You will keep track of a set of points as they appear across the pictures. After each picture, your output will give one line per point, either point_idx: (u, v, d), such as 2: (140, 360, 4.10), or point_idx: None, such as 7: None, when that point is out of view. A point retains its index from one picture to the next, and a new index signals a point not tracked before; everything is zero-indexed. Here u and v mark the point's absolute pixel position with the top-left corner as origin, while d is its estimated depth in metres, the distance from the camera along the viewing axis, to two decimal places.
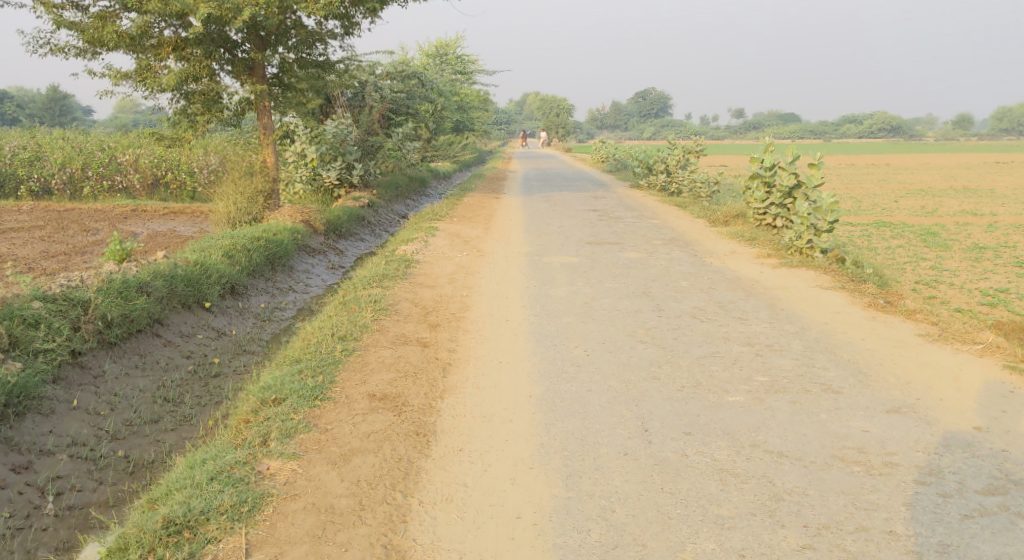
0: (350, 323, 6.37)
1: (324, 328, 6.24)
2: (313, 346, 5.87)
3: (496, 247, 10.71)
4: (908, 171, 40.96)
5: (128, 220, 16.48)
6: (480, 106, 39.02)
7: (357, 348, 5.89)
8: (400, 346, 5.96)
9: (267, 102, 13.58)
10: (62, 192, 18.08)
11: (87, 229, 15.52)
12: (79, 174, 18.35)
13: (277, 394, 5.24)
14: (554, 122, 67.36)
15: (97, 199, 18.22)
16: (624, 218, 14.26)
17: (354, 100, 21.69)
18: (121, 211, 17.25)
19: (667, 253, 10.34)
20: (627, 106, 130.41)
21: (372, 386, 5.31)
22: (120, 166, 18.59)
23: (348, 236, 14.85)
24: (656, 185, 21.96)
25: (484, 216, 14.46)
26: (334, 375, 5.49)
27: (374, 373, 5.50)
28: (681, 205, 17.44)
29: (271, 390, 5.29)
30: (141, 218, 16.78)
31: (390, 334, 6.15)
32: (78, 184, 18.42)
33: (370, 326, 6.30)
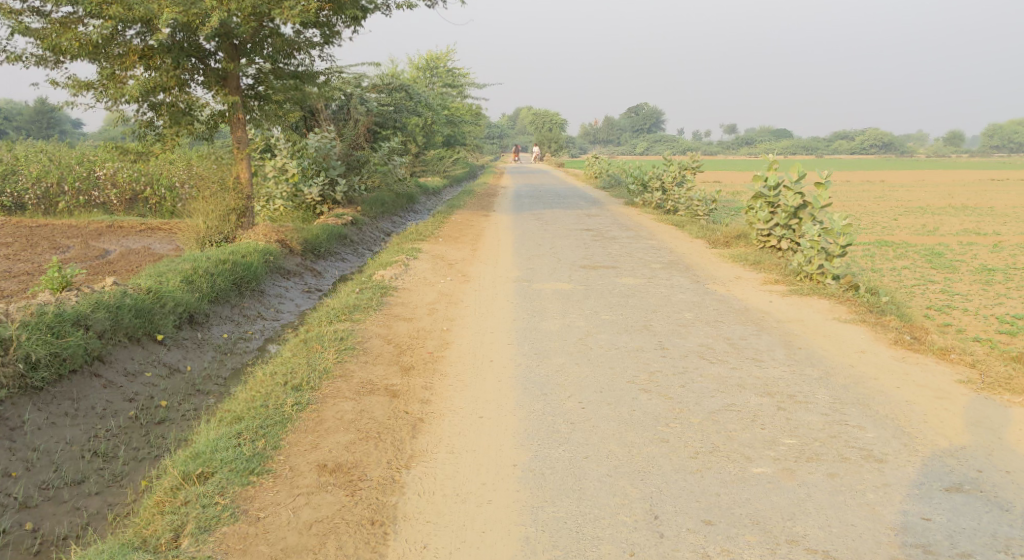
0: (309, 369, 5.58)
1: (277, 376, 5.46)
2: (260, 401, 5.10)
3: (482, 271, 9.95)
4: (903, 187, 40.60)
5: (102, 237, 15.66)
6: (472, 120, 38.41)
7: (312, 402, 5.09)
8: (364, 398, 5.15)
9: (241, 115, 12.88)
10: (36, 208, 17.23)
11: (57, 247, 14.71)
12: (55, 188, 17.52)
13: (204, 468, 4.46)
14: (546, 136, 66.87)
15: (72, 216, 17.37)
16: (619, 239, 13.53)
17: (339, 112, 21.09)
18: (97, 227, 16.44)
19: (667, 278, 9.62)
20: (620, 121, 130.35)
21: (324, 453, 4.53)
22: (96, 180, 17.77)
23: (328, 257, 14.08)
24: (651, 202, 21.29)
25: (472, 235, 13.73)
26: (280, 439, 4.70)
27: (330, 434, 4.72)
28: (679, 223, 16.75)
29: (198, 463, 4.52)
30: (116, 235, 15.95)
31: (354, 382, 5.37)
32: (52, 200, 17.58)
33: (330, 373, 5.51)
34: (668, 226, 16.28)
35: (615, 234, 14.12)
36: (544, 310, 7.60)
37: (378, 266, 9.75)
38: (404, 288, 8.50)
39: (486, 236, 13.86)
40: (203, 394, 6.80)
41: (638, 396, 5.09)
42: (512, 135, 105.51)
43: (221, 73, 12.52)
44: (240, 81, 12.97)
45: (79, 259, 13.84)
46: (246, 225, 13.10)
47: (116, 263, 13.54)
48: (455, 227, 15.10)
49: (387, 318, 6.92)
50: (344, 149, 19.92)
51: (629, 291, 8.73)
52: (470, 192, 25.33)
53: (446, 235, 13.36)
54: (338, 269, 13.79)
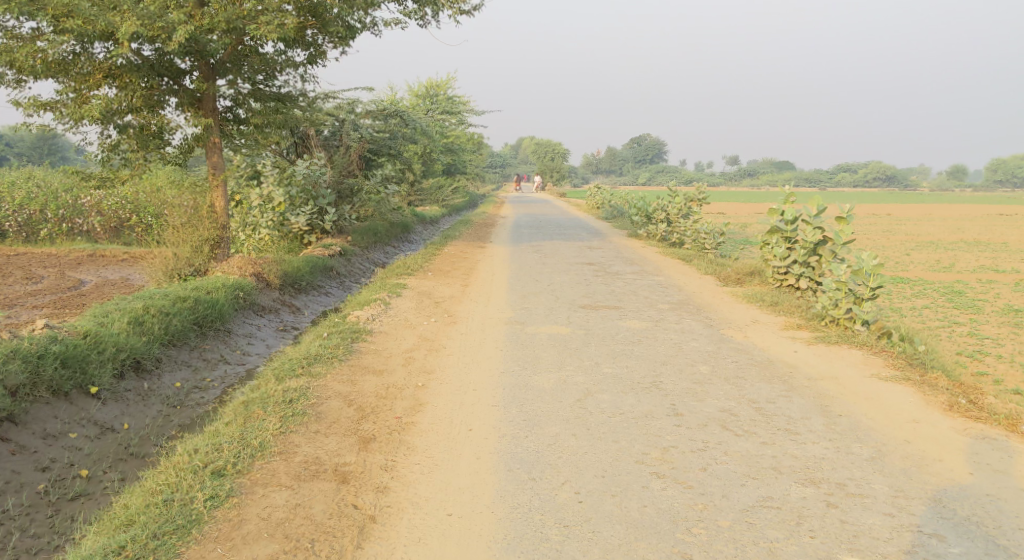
0: (240, 447, 4.62)
1: (199, 455, 4.52)
2: (167, 494, 4.20)
3: (470, 310, 9.01)
4: (911, 221, 39.79)
5: (80, 266, 14.72)
6: (472, 150, 37.79)
7: (230, 495, 4.19)
8: (298, 489, 4.25)
9: (218, 139, 12.19)
10: (15, 235, 16.26)
11: (29, 277, 13.75)
12: (37, 215, 16.50)
13: None
14: (548, 166, 66.26)
15: (53, 243, 16.44)
16: (622, 274, 12.61)
17: (331, 139, 20.57)
18: (77, 256, 15.50)
19: (676, 320, 8.67)
20: (622, 151, 130.15)
21: None
22: (78, 207, 16.87)
23: (309, 290, 13.21)
24: (655, 235, 20.40)
25: (465, 270, 12.83)
26: (174, 554, 3.80)
27: (254, 547, 3.82)
28: (685, 258, 15.82)
29: None
30: (96, 264, 15.03)
31: (294, 464, 4.46)
32: (34, 227, 16.51)
33: (267, 451, 4.59)
34: (674, 260, 15.37)
35: (618, 269, 13.19)
36: (537, 357, 6.66)
37: (357, 305, 8.82)
38: (380, 331, 7.56)
39: (480, 270, 12.94)
40: (136, 459, 5.84)
41: (650, 484, 4.16)
42: (513, 164, 105.09)
43: (196, 94, 11.82)
44: (217, 103, 12.26)
45: (51, 291, 12.88)
46: (220, 256, 12.23)
47: (88, 295, 12.64)
48: (448, 260, 14.19)
49: (351, 370, 5.97)
50: (335, 177, 19.22)
51: (635, 335, 7.79)
52: (468, 223, 24.49)
53: (436, 269, 12.46)
54: (320, 303, 12.91)
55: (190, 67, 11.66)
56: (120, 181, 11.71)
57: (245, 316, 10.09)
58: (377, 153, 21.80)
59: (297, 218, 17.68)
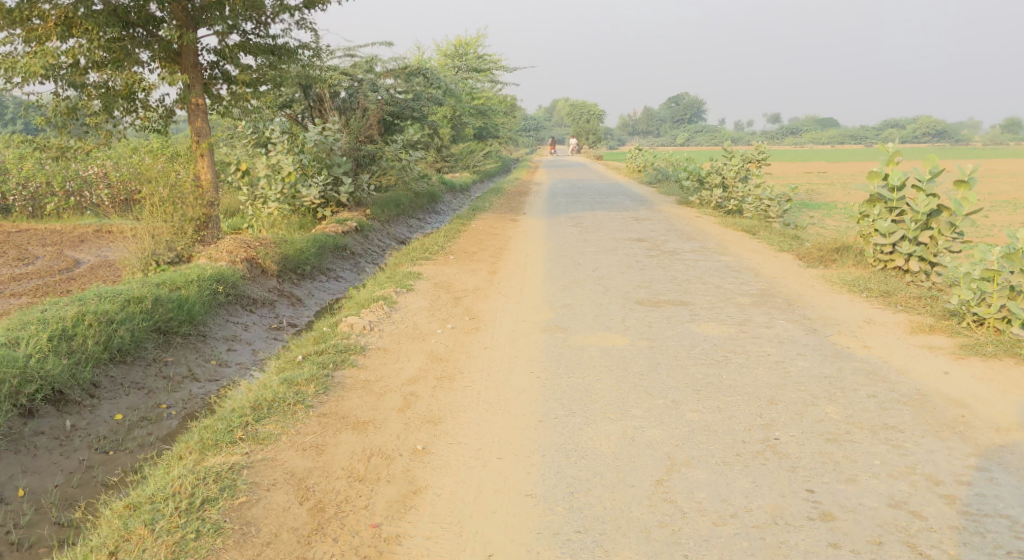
0: None
1: None
2: None
3: (495, 310, 7.24)
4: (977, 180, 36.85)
5: (82, 245, 12.99)
6: (506, 113, 35.42)
7: None
8: None
9: (201, 99, 10.41)
10: (20, 210, 14.48)
11: (22, 257, 12.07)
12: (44, 189, 14.74)
13: None
14: (583, 128, 63.21)
15: (60, 220, 14.64)
16: (681, 254, 10.58)
17: (348, 100, 18.73)
18: (81, 232, 13.77)
19: (764, 320, 6.68)
20: (659, 111, 125.74)
21: None
22: (87, 179, 15.07)
23: (316, 276, 11.55)
24: (710, 202, 18.24)
25: (494, 250, 10.95)
26: None
27: None
28: (749, 229, 13.70)
29: None
30: (100, 242, 13.30)
31: None
32: (40, 202, 14.80)
33: None
34: (735, 234, 13.25)
35: (674, 248, 11.18)
36: (586, 386, 4.91)
37: (355, 306, 7.00)
38: (376, 350, 5.80)
39: (509, 250, 11.04)
40: (20, 552, 4.38)
41: None
42: (547, 127, 101.67)
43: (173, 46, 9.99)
44: (199, 57, 10.44)
45: (40, 274, 11.16)
46: (207, 238, 10.52)
47: (75, 279, 10.91)
48: (473, 238, 12.32)
49: (320, 424, 4.59)
50: (350, 144, 17.53)
51: (715, 345, 5.86)
52: (499, 191, 22.47)
53: (458, 251, 10.61)
54: (329, 293, 11.24)
55: (165, 13, 9.79)
56: (85, 152, 9.91)
57: (227, 313, 8.42)
58: (400, 116, 19.94)
59: (308, 191, 16.06)
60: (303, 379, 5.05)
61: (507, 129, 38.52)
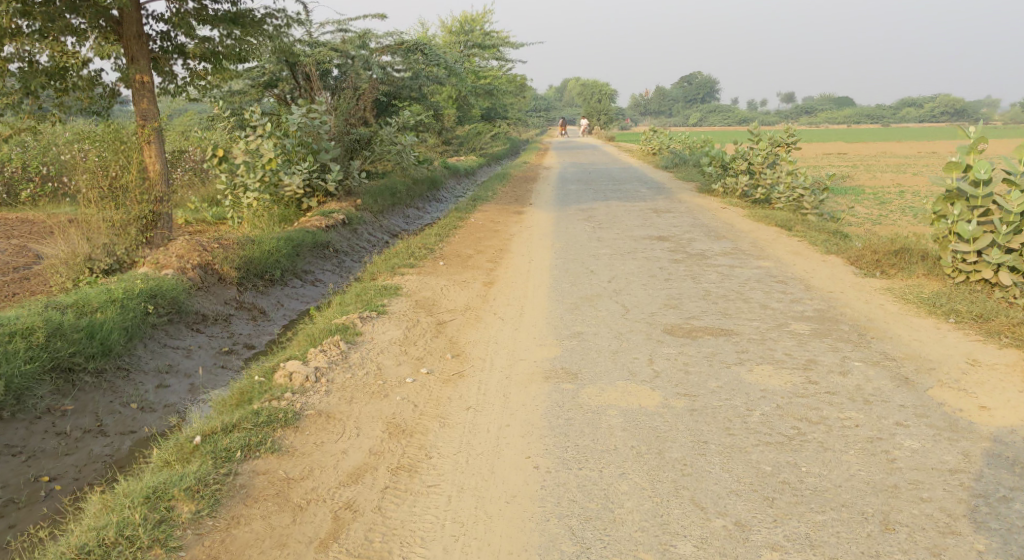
0: None
1: None
2: None
3: (484, 342, 5.76)
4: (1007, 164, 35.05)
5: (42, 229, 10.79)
6: (514, 93, 33.68)
7: None
8: None
9: (147, 76, 8.84)
10: None
11: None
12: None
13: None
14: (594, 109, 61.08)
15: None
16: (710, 258, 8.99)
17: (340, 79, 17.21)
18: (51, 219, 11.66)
19: (835, 361, 5.09)
20: (671, 91, 122.89)
21: None
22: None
23: (289, 279, 10.08)
24: (735, 190, 16.60)
25: (493, 253, 9.41)
26: None
27: None
28: (784, 223, 12.08)
29: None
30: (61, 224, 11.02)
31: None
32: None
33: None
34: (769, 230, 11.62)
35: (702, 249, 9.58)
36: (604, 490, 3.69)
37: (306, 340, 5.48)
38: (315, 424, 4.34)
39: (510, 253, 9.49)
40: None
41: None
42: (557, 108, 99.14)
43: (111, 13, 8.44)
44: (144, 26, 8.85)
45: None
46: (156, 239, 9.00)
47: (14, 238, 9.10)
48: (470, 235, 10.76)
49: None
50: (339, 127, 16.05)
51: (779, 407, 4.32)
52: (504, 176, 20.86)
53: (450, 255, 9.06)
54: (302, 300, 9.78)
55: None
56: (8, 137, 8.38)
57: (162, 338, 7.00)
58: (396, 96, 18.34)
59: (290, 179, 14.61)
60: (189, 493, 3.72)
61: (516, 110, 36.97)
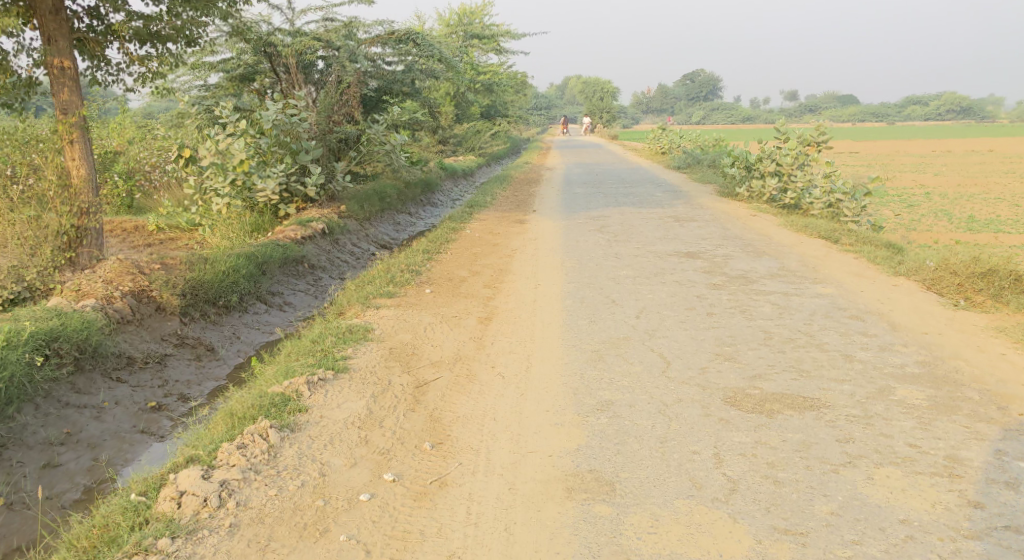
0: None
1: None
2: None
3: (478, 413, 4.27)
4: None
5: None
6: (515, 89, 32.08)
7: None
8: None
9: (68, 60, 7.02)
10: None
11: None
12: None
13: None
14: (596, 106, 59.57)
15: None
16: (755, 283, 7.41)
17: (323, 73, 15.63)
18: None
19: (991, 466, 3.57)
20: (673, 88, 121.30)
21: None
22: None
23: (248, 305, 8.44)
24: (761, 194, 15.02)
25: (492, 275, 7.84)
26: None
27: None
28: (828, 234, 10.51)
29: None
30: None
31: None
32: None
33: None
34: (812, 243, 10.03)
35: (743, 270, 8.00)
36: None
37: (224, 431, 3.94)
38: None
39: (511, 275, 7.93)
40: None
41: None
42: (559, 106, 97.57)
43: None
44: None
45: None
46: (82, 258, 7.20)
47: None
48: (465, 252, 9.18)
49: None
50: (320, 125, 14.47)
51: None
52: (505, 178, 19.29)
53: (439, 279, 7.50)
54: (263, 331, 8.10)
55: None
56: None
57: (61, 396, 5.36)
58: (387, 92, 16.75)
59: (263, 184, 12.94)
60: None
61: (517, 108, 35.43)
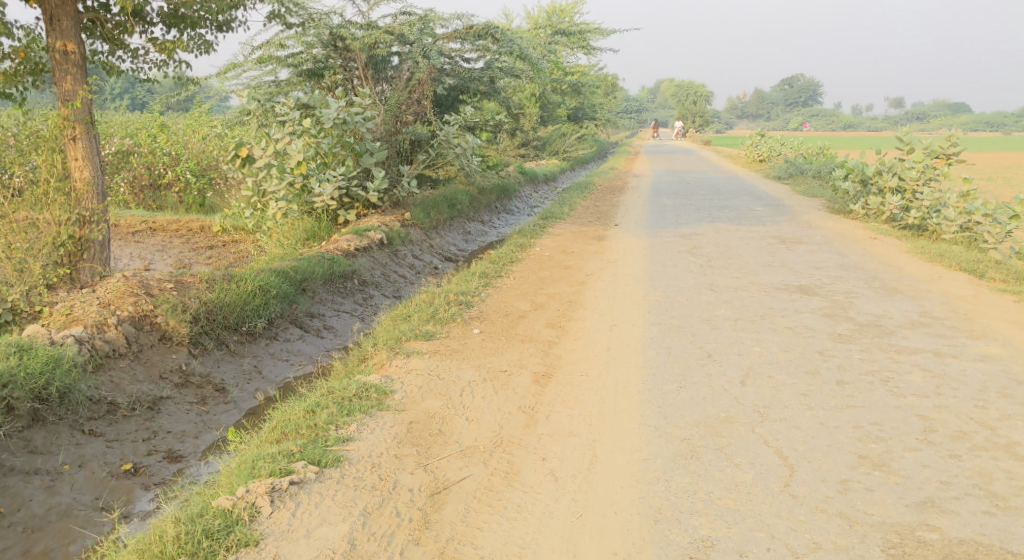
0: None
1: None
2: None
3: (513, 549, 3.15)
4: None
5: None
6: (604, 90, 30.50)
7: None
8: None
9: (72, 44, 6.06)
10: None
11: None
12: None
13: None
14: (689, 110, 57.27)
15: None
16: (894, 334, 5.79)
17: (394, 69, 14.54)
18: None
19: None
20: (769, 94, 116.76)
21: None
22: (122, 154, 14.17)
23: (279, 331, 7.36)
24: (879, 212, 13.17)
25: (560, 311, 6.48)
26: None
27: None
28: (973, 267, 8.64)
29: None
30: None
31: None
32: None
33: None
34: (954, 278, 8.20)
35: (875, 313, 6.38)
36: None
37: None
38: None
39: (581, 310, 6.56)
40: None
41: None
42: (649, 109, 95.12)
43: None
44: None
45: None
46: (82, 275, 6.27)
47: None
48: (532, 277, 7.83)
49: None
50: (387, 125, 13.42)
51: None
52: (587, 185, 17.86)
53: (494, 314, 6.21)
54: (290, 364, 7.00)
55: None
56: None
57: (6, 459, 4.46)
58: (463, 90, 15.58)
59: (320, 188, 11.92)
60: None
61: (606, 109, 33.82)
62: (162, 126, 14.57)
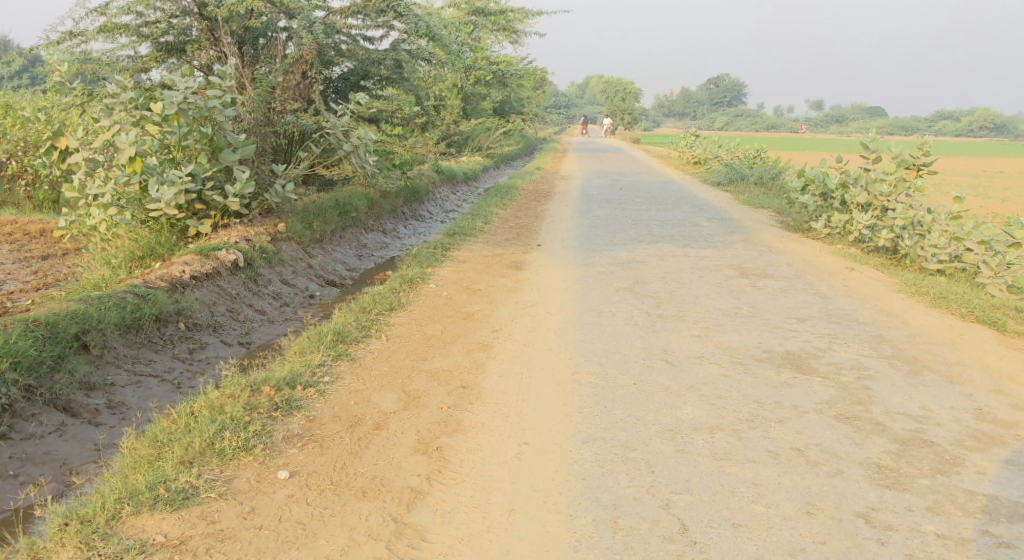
0: None
1: None
2: None
3: None
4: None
5: None
6: (531, 85, 28.27)
7: None
8: None
9: None
10: None
11: None
12: None
13: None
14: (619, 108, 55.98)
15: None
16: (963, 466, 3.66)
17: (273, 46, 11.79)
18: None
19: None
20: (698, 94, 117.21)
21: None
22: None
23: (13, 426, 4.97)
24: (845, 230, 11.24)
25: (443, 416, 4.12)
26: None
27: None
28: (993, 317, 6.66)
29: None
30: None
31: None
32: None
33: None
34: (976, 334, 6.21)
35: (914, 416, 4.26)
36: None
37: None
38: None
39: (471, 411, 4.21)
40: None
41: None
42: (579, 107, 93.84)
43: None
44: None
45: None
46: None
47: None
48: (415, 339, 5.43)
49: None
50: (257, 114, 10.67)
51: None
52: (508, 189, 15.53)
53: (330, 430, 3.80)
54: (16, 484, 4.63)
55: None
56: None
57: None
58: (363, 76, 12.94)
59: (159, 192, 9.01)
60: None
61: (535, 105, 31.56)
62: (9, 105, 11.16)
